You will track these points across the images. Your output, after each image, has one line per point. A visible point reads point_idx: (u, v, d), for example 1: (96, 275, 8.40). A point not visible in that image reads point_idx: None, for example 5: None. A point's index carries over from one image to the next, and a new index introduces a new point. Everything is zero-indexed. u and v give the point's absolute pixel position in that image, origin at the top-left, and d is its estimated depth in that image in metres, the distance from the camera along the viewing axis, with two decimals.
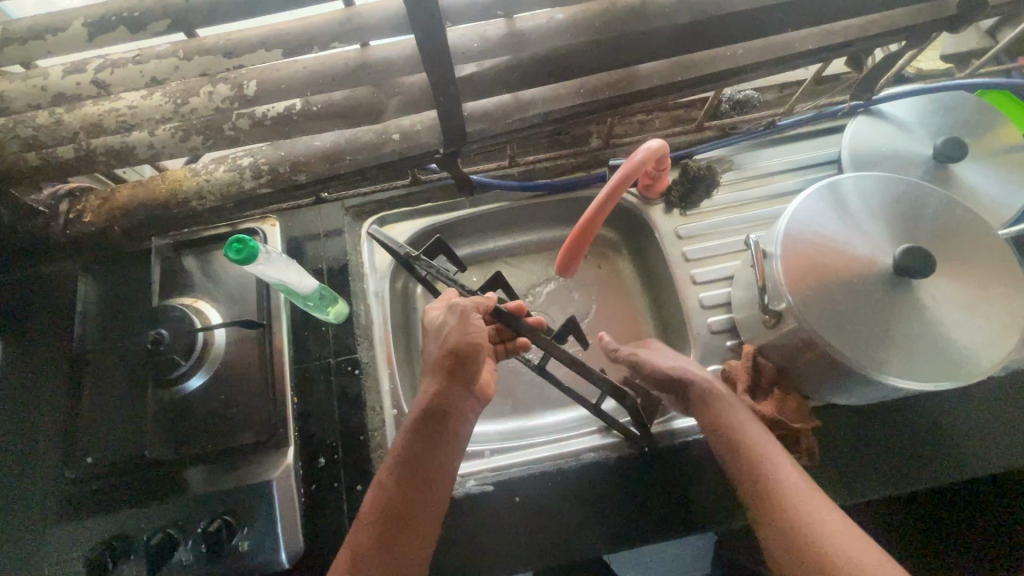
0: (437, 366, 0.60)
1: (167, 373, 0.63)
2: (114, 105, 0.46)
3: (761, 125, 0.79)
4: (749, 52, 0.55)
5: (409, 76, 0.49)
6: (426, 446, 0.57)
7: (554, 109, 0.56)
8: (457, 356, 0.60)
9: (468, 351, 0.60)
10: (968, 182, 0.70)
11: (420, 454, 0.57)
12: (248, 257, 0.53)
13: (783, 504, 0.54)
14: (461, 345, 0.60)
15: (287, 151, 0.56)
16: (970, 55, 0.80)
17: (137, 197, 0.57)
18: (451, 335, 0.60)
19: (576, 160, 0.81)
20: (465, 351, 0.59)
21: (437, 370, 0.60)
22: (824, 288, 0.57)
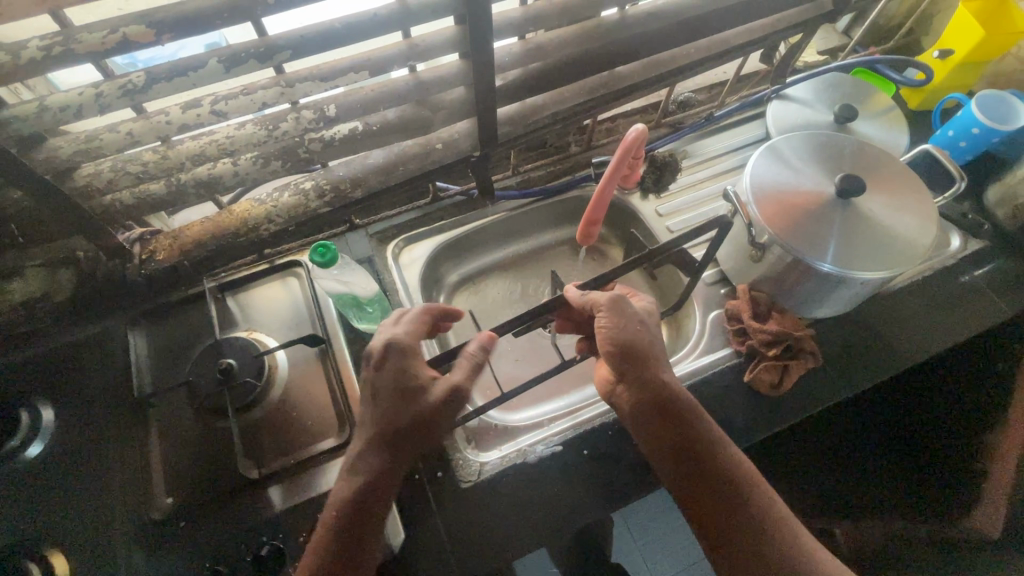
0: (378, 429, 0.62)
1: (242, 398, 0.67)
2: (214, 138, 0.53)
3: (702, 119, 0.97)
4: (697, 48, 0.71)
5: (450, 91, 0.61)
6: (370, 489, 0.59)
7: (560, 109, 0.69)
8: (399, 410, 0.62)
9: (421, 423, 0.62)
10: (866, 134, 0.90)
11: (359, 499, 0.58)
12: (330, 261, 0.60)
13: (667, 416, 0.63)
14: (398, 386, 0.63)
15: (345, 172, 0.65)
16: (838, 49, 1.05)
17: (207, 231, 0.64)
18: (384, 396, 0.63)
19: (562, 166, 0.95)
20: (417, 425, 0.62)
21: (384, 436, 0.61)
22: (792, 217, 0.73)
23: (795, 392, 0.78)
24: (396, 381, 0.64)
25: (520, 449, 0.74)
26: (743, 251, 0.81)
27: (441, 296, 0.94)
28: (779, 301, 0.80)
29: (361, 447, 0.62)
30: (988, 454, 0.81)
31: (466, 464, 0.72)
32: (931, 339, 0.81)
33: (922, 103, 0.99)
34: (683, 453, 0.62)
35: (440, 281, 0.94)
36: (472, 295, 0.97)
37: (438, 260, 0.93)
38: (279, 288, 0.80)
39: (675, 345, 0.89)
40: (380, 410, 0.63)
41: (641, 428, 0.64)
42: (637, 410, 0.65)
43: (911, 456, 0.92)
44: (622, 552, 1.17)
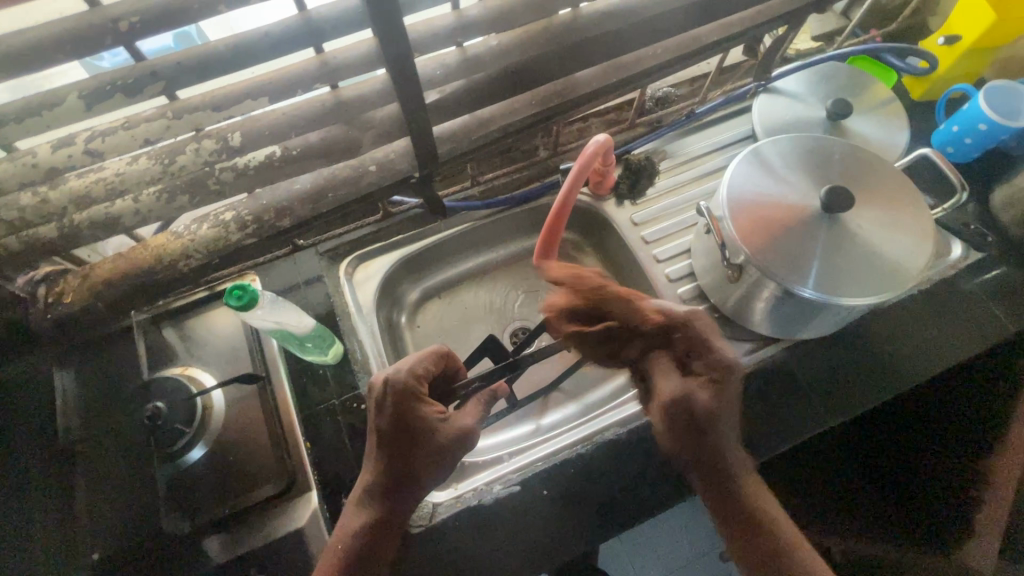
0: (395, 464, 0.59)
1: (170, 446, 0.63)
2: (101, 176, 0.47)
3: (682, 116, 0.89)
4: (666, 48, 0.63)
5: (379, 109, 0.54)
6: (382, 523, 0.58)
7: (510, 122, 0.61)
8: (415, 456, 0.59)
9: (432, 468, 0.59)
10: (861, 132, 0.82)
11: (372, 533, 0.57)
12: (249, 302, 0.55)
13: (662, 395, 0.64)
14: (445, 443, 0.59)
15: (269, 199, 0.58)
16: (834, 33, 0.95)
17: (121, 269, 0.58)
18: (407, 432, 0.59)
19: (529, 172, 0.87)
20: (432, 470, 0.59)
21: (400, 476, 0.59)
22: (772, 235, 0.65)
23: (772, 421, 0.73)
24: (414, 427, 0.59)
25: (477, 489, 0.69)
26: (720, 268, 0.75)
27: (402, 314, 0.89)
28: (754, 321, 0.75)
29: (367, 490, 0.59)
30: (981, 481, 0.77)
31: (418, 506, 0.68)
32: (925, 360, 0.75)
33: (926, 93, 0.89)
34: (766, 497, 0.62)
35: (400, 298, 0.88)
36: (436, 311, 0.91)
37: (397, 277, 0.87)
38: (218, 316, 0.74)
39: None
40: (400, 454, 0.59)
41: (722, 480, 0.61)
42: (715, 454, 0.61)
43: (896, 473, 0.89)
44: (606, 559, 1.20)
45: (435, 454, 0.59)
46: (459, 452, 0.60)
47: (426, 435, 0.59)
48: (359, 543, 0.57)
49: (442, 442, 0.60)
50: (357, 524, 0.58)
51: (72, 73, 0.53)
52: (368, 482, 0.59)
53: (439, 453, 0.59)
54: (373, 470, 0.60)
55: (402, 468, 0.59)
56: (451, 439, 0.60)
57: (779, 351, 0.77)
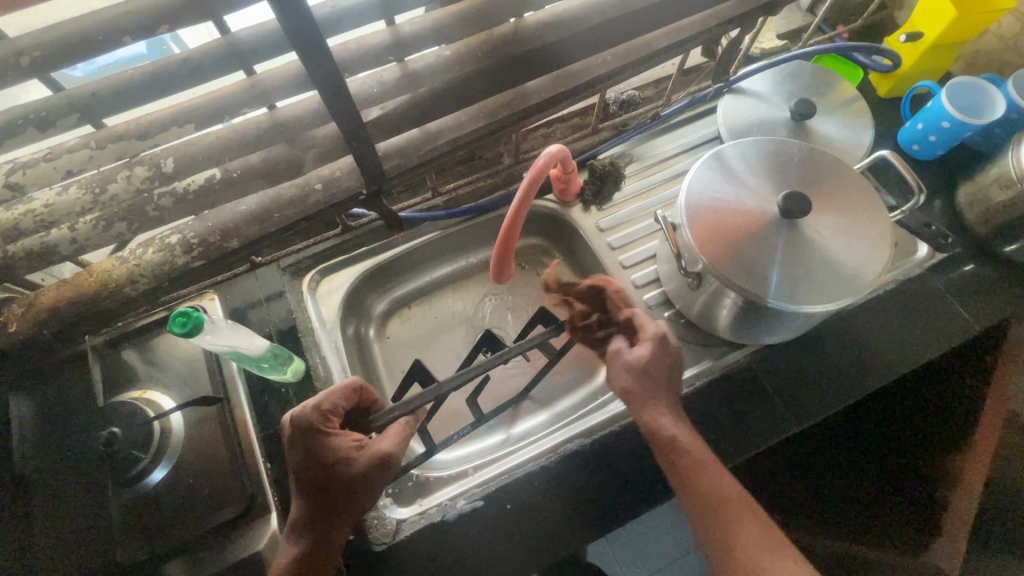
0: (311, 496, 0.59)
1: (125, 472, 0.62)
2: (30, 207, 0.46)
3: (647, 119, 0.88)
4: (616, 56, 0.62)
5: (319, 127, 0.53)
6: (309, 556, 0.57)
7: (460, 135, 0.60)
8: (337, 486, 0.58)
9: (351, 493, 0.58)
10: (824, 132, 0.82)
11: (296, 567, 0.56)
12: (194, 328, 0.54)
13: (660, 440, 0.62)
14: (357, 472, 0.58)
15: (214, 221, 0.57)
16: (800, 30, 0.94)
17: (65, 297, 0.57)
18: (314, 460, 0.58)
19: (493, 180, 0.86)
20: (350, 495, 0.58)
21: (319, 505, 0.59)
22: (728, 243, 0.65)
23: (738, 427, 0.72)
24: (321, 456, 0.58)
25: (441, 505, 0.69)
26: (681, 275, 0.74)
27: (370, 327, 0.88)
28: (719, 327, 0.75)
29: (295, 526, 0.59)
30: (950, 482, 0.79)
31: (381, 523, 0.67)
32: (892, 361, 0.75)
33: (892, 90, 0.89)
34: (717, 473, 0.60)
35: (367, 311, 0.88)
36: (405, 322, 0.90)
37: (363, 290, 0.86)
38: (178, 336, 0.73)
39: None
40: (315, 485, 0.59)
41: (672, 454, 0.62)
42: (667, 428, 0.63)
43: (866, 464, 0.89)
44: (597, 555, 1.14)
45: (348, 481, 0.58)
46: (379, 477, 0.59)
47: (342, 464, 0.58)
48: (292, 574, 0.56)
49: (357, 471, 0.58)
50: (289, 557, 0.57)
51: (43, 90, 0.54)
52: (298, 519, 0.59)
53: (362, 481, 0.58)
54: (301, 508, 0.59)
55: (326, 498, 0.58)
56: (365, 468, 0.59)
57: (744, 356, 0.76)
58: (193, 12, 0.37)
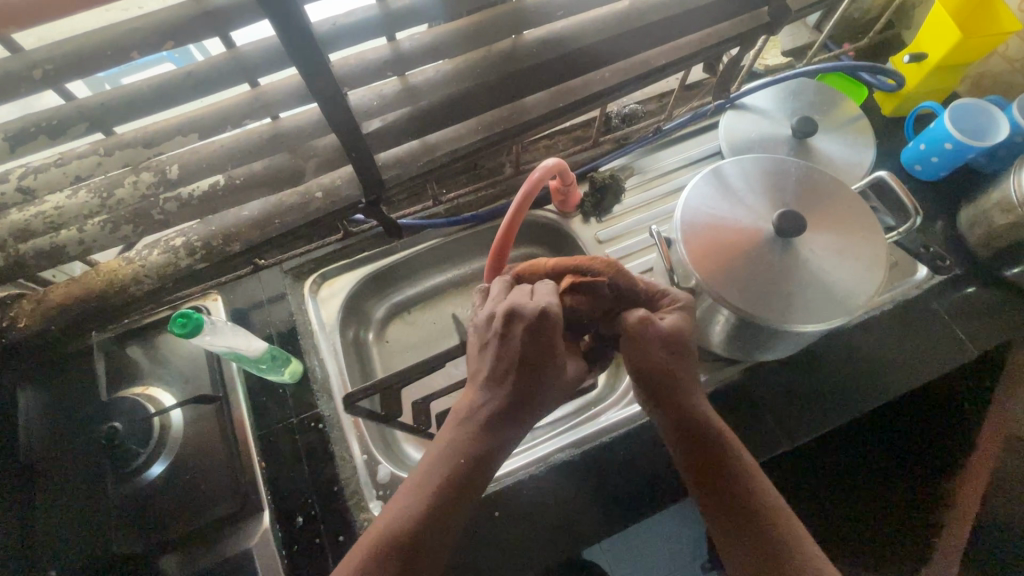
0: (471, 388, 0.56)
1: (126, 465, 0.65)
2: (41, 209, 0.48)
3: (649, 133, 0.88)
4: (614, 73, 0.63)
5: (320, 138, 0.55)
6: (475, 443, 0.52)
7: (459, 146, 0.62)
8: (544, 368, 0.53)
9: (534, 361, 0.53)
10: (825, 150, 0.82)
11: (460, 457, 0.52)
12: (194, 329, 0.56)
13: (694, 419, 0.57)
14: (537, 357, 0.53)
15: (217, 226, 0.59)
16: (805, 48, 0.94)
17: (73, 294, 0.59)
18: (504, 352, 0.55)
19: (494, 190, 0.88)
20: (534, 361, 0.53)
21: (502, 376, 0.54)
22: (722, 260, 0.65)
23: None
24: (527, 352, 0.53)
25: None
26: None
27: (369, 331, 0.89)
28: (713, 342, 0.75)
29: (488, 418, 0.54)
30: (941, 502, 0.80)
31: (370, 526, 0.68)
32: (887, 382, 0.74)
33: (896, 109, 0.89)
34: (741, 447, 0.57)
35: (366, 316, 0.89)
36: (404, 327, 0.92)
37: (364, 295, 0.87)
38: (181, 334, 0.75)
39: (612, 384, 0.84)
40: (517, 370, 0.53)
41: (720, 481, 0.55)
42: (701, 425, 0.56)
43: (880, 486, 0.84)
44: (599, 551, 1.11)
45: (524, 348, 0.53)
46: (546, 336, 0.53)
47: (528, 338, 0.53)
48: (455, 476, 0.51)
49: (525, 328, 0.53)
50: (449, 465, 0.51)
51: (51, 101, 0.56)
52: (479, 420, 0.53)
53: (548, 348, 0.53)
54: (494, 397, 0.54)
55: (523, 388, 0.53)
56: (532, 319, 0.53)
57: (738, 372, 0.76)
58: (198, 30, 0.39)
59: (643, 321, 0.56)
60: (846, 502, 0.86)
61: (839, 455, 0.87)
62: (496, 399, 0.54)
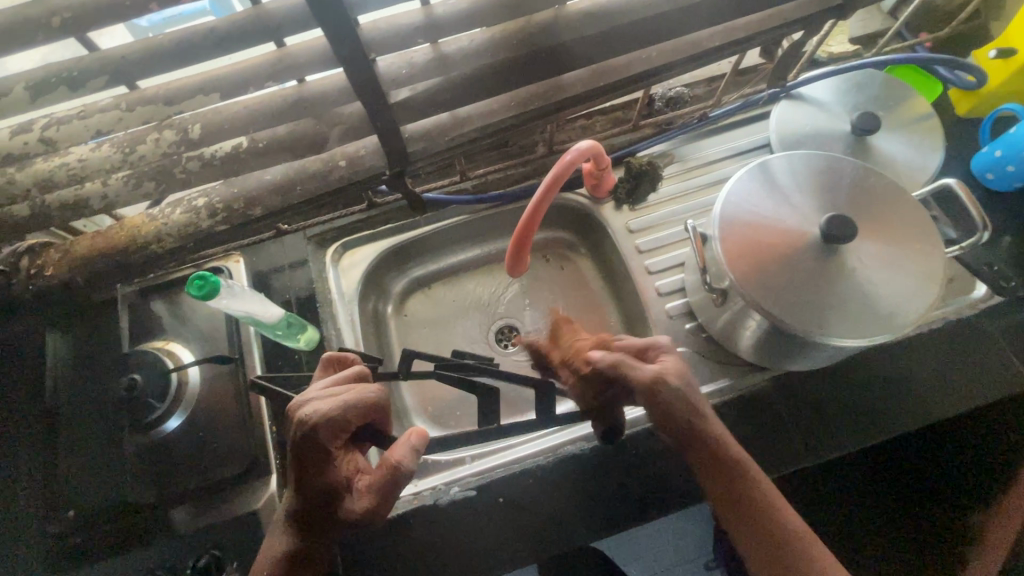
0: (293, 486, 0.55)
1: (144, 417, 0.65)
2: (64, 161, 0.48)
3: (694, 118, 0.83)
4: (662, 52, 0.58)
5: (345, 105, 0.52)
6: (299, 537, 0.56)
7: (489, 123, 0.59)
8: (311, 504, 0.55)
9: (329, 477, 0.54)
10: (885, 151, 0.75)
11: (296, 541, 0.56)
12: (209, 291, 0.55)
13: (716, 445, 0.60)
14: (306, 471, 0.53)
15: (239, 188, 0.58)
16: (877, 35, 0.86)
17: (97, 247, 0.60)
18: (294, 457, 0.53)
19: (524, 169, 0.85)
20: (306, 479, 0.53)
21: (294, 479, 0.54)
22: (760, 262, 0.61)
23: (746, 453, 0.69)
24: (303, 460, 0.53)
25: (435, 489, 0.70)
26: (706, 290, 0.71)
27: (388, 304, 0.89)
28: (740, 346, 0.71)
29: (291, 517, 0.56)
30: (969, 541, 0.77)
31: None
32: (927, 405, 0.69)
33: (971, 109, 0.81)
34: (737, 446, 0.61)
35: (385, 288, 0.89)
36: (423, 302, 0.91)
37: (385, 267, 0.87)
38: None
39: None
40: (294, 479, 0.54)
41: (731, 480, 0.59)
42: (703, 439, 0.61)
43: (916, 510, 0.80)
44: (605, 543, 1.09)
45: (304, 466, 0.53)
46: (303, 453, 0.52)
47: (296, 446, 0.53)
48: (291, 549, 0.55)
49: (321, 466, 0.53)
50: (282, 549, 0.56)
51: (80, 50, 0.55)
52: (274, 557, 0.56)
53: (311, 467, 0.53)
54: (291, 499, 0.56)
55: (303, 497, 0.54)
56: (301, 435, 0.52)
57: (765, 380, 0.73)
58: None
59: (319, 476, 0.53)
60: (867, 515, 0.82)
61: (871, 476, 0.82)
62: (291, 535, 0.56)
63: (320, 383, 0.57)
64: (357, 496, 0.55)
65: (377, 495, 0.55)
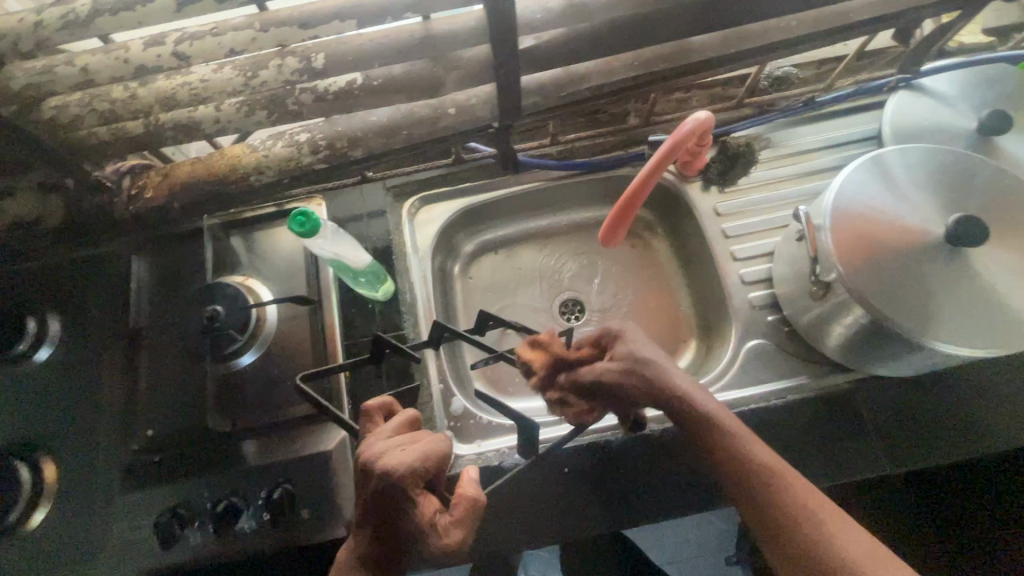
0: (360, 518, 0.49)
1: (223, 348, 0.67)
2: (186, 79, 0.47)
3: (799, 102, 0.79)
4: (802, 21, 0.54)
5: (467, 48, 0.50)
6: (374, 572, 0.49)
7: (606, 82, 0.56)
8: (386, 541, 0.49)
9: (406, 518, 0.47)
10: (1013, 153, 0.70)
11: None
12: (311, 230, 0.55)
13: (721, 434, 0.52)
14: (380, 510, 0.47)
15: (344, 127, 0.57)
16: (1010, 30, 0.80)
17: (196, 174, 0.60)
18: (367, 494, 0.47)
19: (613, 139, 0.82)
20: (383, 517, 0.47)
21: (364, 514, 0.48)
22: (873, 257, 0.58)
23: (828, 454, 0.66)
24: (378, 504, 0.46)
25: (499, 451, 0.70)
26: (801, 282, 0.67)
27: (456, 264, 0.88)
28: (828, 344, 0.68)
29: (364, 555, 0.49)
30: None
31: None
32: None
33: None
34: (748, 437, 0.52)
35: (456, 248, 0.87)
36: (491, 266, 0.90)
37: (458, 226, 0.85)
38: (281, 233, 0.76)
39: (700, 365, 0.80)
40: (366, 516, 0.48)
41: (766, 486, 0.49)
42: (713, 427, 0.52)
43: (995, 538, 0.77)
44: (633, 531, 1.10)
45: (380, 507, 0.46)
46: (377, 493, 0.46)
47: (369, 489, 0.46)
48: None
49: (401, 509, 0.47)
50: None
51: None
52: None
53: (387, 508, 0.46)
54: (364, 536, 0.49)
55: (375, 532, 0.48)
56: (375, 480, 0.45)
57: (849, 381, 0.70)
58: None
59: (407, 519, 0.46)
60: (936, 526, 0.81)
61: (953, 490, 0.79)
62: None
63: (381, 432, 0.50)
64: (443, 534, 0.47)
65: (468, 525, 0.49)
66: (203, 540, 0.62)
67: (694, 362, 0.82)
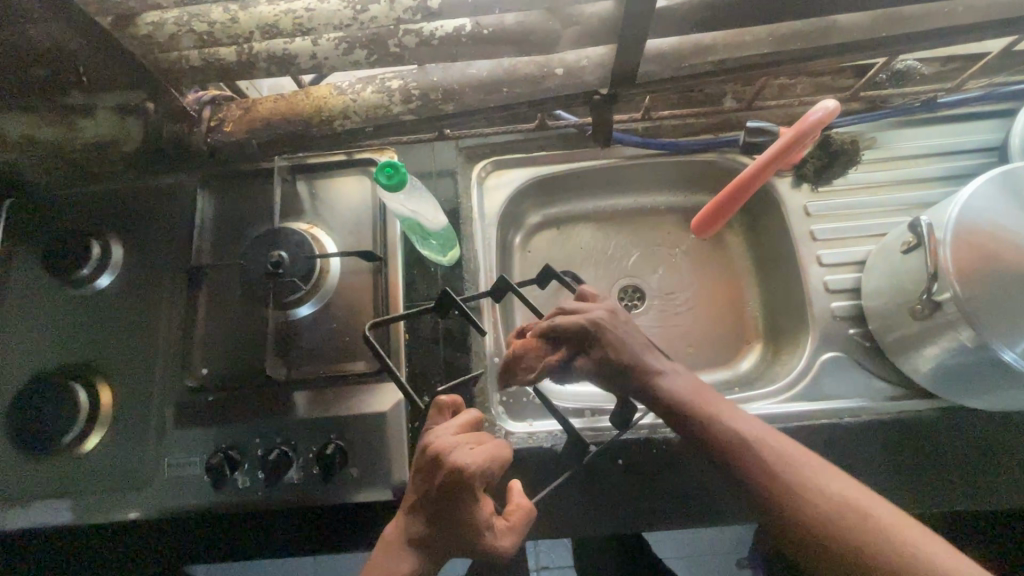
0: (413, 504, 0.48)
1: (284, 297, 0.65)
2: (291, 6, 0.43)
3: (917, 101, 0.72)
4: (969, 9, 0.48)
5: (592, 3, 0.45)
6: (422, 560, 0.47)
7: (731, 58, 0.51)
8: (438, 535, 0.47)
9: (465, 518, 0.46)
10: None
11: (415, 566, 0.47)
12: (397, 184, 0.53)
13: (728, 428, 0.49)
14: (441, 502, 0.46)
15: (440, 78, 0.53)
16: None
17: (279, 111, 0.57)
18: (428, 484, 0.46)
19: (704, 121, 0.76)
20: (441, 512, 0.46)
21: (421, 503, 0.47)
22: (996, 282, 0.53)
23: (900, 482, 0.62)
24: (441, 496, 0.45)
25: (552, 433, 0.67)
26: (897, 296, 0.63)
27: (519, 235, 0.84)
28: (915, 367, 0.64)
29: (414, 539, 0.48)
30: None
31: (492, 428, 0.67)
32: None
33: None
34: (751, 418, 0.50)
35: (521, 218, 0.84)
36: (554, 241, 0.86)
37: (527, 196, 0.82)
38: (348, 183, 0.73)
39: (765, 370, 0.76)
40: (424, 504, 0.47)
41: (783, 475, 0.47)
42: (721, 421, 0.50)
43: None
44: None
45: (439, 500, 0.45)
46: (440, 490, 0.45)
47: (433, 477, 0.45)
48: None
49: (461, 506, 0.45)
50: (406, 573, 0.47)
51: None
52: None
53: (451, 504, 0.45)
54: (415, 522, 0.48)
55: (429, 521, 0.47)
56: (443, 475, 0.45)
57: (931, 408, 0.66)
58: None
59: (469, 515, 0.45)
60: None
61: None
62: (416, 561, 0.47)
63: (448, 427, 0.48)
64: (498, 536, 0.47)
65: (520, 533, 0.48)
66: (251, 483, 0.62)
67: (758, 365, 0.78)
